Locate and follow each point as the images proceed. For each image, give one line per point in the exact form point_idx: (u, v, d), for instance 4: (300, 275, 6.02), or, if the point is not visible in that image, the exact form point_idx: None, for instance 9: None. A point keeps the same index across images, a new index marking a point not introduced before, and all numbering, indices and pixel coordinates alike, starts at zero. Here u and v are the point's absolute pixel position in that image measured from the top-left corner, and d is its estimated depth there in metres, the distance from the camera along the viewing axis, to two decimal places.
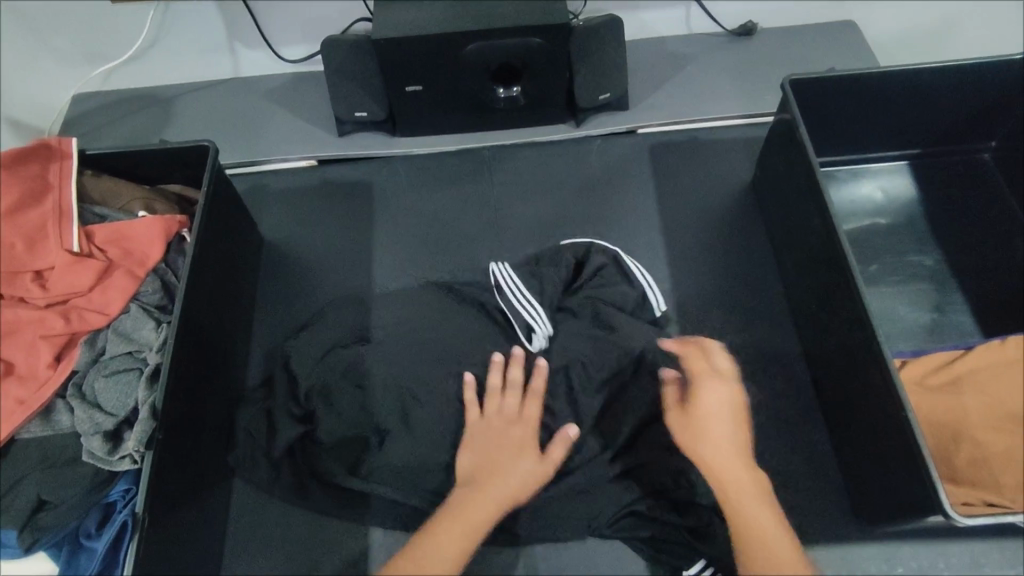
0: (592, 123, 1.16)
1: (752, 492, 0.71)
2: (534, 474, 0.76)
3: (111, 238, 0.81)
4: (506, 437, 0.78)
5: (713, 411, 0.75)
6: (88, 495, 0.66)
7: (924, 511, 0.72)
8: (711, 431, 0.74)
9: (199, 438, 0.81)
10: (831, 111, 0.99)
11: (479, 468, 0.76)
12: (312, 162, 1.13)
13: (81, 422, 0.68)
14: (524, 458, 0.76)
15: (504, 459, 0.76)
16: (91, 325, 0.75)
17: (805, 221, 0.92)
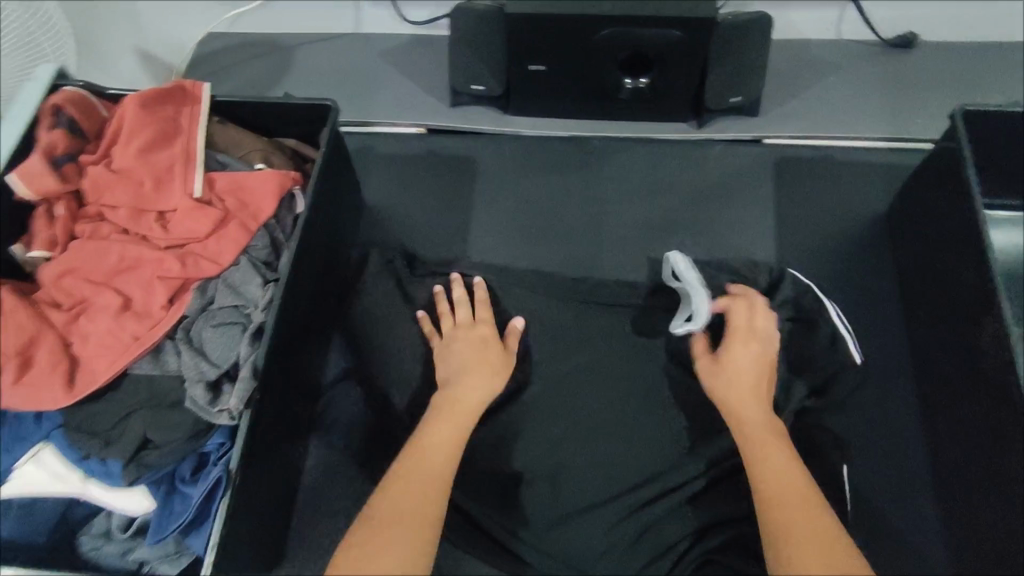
0: (715, 126, 1.08)
1: (752, 399, 0.77)
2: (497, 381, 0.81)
3: (229, 187, 0.82)
4: (470, 350, 0.82)
5: (742, 372, 0.78)
6: (188, 442, 0.68)
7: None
8: (727, 385, 0.78)
9: (287, 395, 0.83)
10: (995, 151, 0.89)
11: (459, 373, 0.80)
12: (421, 131, 1.11)
13: (186, 368, 0.70)
14: (484, 370, 0.81)
15: (481, 369, 0.81)
16: (203, 273, 0.77)
17: (957, 275, 0.85)
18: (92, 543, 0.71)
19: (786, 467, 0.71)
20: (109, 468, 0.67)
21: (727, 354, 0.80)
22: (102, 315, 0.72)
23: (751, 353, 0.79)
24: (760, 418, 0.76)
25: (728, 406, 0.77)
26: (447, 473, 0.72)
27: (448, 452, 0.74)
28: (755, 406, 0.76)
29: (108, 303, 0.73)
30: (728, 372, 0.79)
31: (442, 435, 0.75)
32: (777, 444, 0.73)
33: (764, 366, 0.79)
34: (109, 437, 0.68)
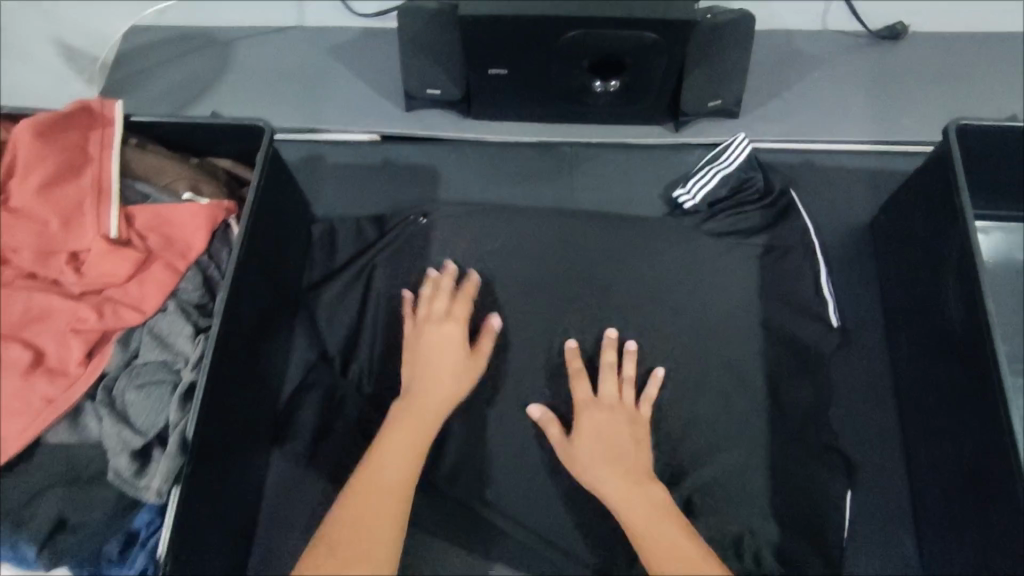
0: (691, 130, 1.01)
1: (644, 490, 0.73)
2: (468, 367, 0.81)
3: (152, 223, 0.73)
4: (443, 346, 0.81)
5: (612, 444, 0.76)
6: (112, 521, 0.61)
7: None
8: (586, 456, 0.75)
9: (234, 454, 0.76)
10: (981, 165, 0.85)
11: (420, 368, 0.80)
12: (375, 137, 1.02)
13: (107, 436, 0.63)
14: (452, 355, 0.81)
15: (448, 373, 0.80)
16: (125, 322, 0.69)
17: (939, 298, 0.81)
18: None
19: (648, 494, 0.72)
20: (21, 554, 0.59)
21: (580, 429, 0.78)
22: (8, 375, 0.64)
23: (611, 416, 0.78)
24: (628, 440, 0.76)
25: (594, 481, 0.74)
26: (411, 471, 0.72)
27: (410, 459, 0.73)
28: (625, 433, 0.77)
29: (16, 358, 0.65)
30: (586, 451, 0.76)
31: (400, 433, 0.74)
32: (648, 500, 0.71)
33: (639, 446, 0.77)
34: (19, 517, 0.60)
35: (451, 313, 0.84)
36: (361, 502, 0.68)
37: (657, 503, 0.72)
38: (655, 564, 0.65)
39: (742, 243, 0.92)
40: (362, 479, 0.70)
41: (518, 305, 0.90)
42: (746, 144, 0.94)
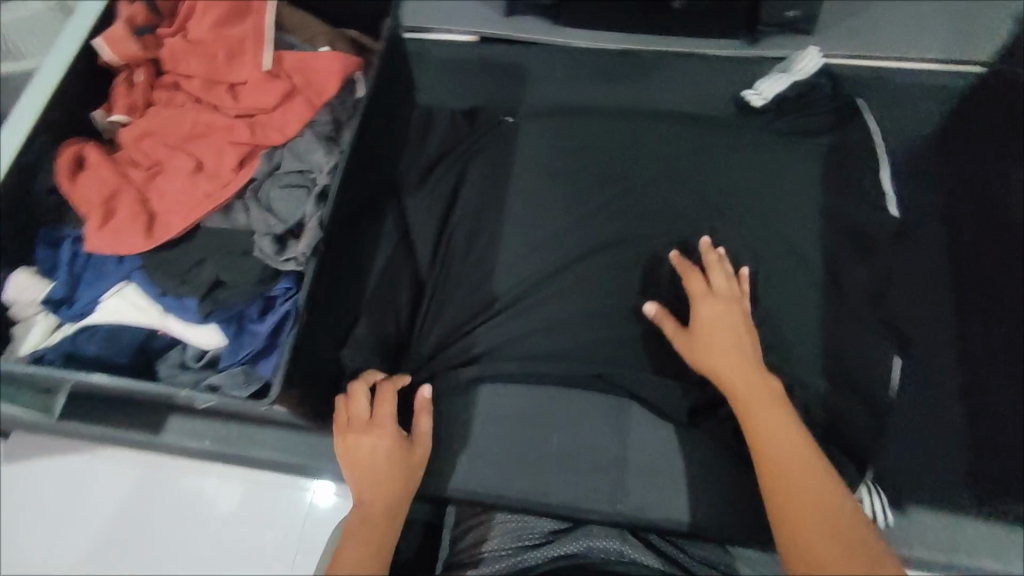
0: (767, 44, 1.07)
1: (764, 403, 0.72)
2: (409, 467, 0.76)
3: (296, 66, 0.86)
4: (377, 463, 0.75)
5: (715, 330, 0.78)
6: (257, 285, 0.73)
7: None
8: (705, 345, 0.77)
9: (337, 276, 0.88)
10: None
11: (362, 475, 0.75)
12: (474, 38, 1.12)
13: (256, 222, 0.76)
14: (395, 468, 0.75)
15: (387, 487, 0.74)
16: (270, 141, 0.81)
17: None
18: (167, 371, 0.73)
19: (786, 429, 0.70)
20: (184, 305, 0.72)
21: (697, 317, 0.80)
22: (178, 174, 0.77)
23: (728, 308, 0.80)
24: (759, 386, 0.73)
25: (717, 375, 0.75)
26: (382, 554, 0.71)
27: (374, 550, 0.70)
28: (741, 366, 0.75)
29: (182, 165, 0.78)
30: (705, 338, 0.78)
31: (360, 525, 0.72)
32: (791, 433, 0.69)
33: (743, 337, 0.78)
34: (184, 277, 0.73)
35: (375, 417, 0.77)
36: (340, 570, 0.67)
37: (798, 445, 0.69)
38: (787, 518, 0.64)
39: (806, 141, 0.98)
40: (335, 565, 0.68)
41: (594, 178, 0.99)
42: (819, 58, 1.00)
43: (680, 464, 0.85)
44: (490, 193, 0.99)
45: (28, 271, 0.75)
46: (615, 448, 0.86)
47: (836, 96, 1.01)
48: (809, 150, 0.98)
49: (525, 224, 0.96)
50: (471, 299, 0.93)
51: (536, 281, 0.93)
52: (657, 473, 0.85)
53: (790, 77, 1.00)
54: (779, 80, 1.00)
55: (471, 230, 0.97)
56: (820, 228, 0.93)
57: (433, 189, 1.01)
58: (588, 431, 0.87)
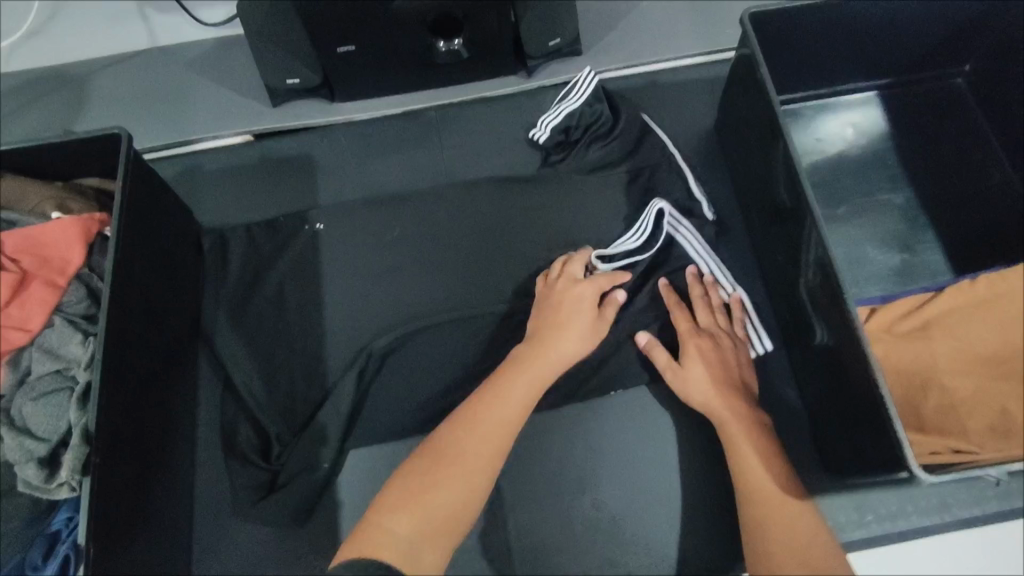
0: (543, 73, 1.07)
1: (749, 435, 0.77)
2: (593, 332, 0.79)
3: (24, 246, 0.74)
4: (567, 305, 0.80)
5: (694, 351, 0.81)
6: (31, 524, 0.63)
7: (890, 467, 0.69)
8: (698, 374, 0.80)
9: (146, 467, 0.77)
10: (796, 53, 0.92)
11: (541, 345, 0.78)
12: (248, 137, 1.04)
13: (12, 451, 0.65)
14: (582, 320, 0.79)
15: (548, 349, 0.77)
16: (12, 344, 0.70)
17: (761, 170, 0.91)
18: None
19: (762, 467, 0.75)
20: None
21: (688, 355, 0.81)
22: None
23: (715, 344, 0.83)
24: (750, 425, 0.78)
25: (706, 406, 0.80)
26: (508, 431, 0.71)
27: (503, 435, 0.70)
28: (725, 401, 0.79)
29: None
30: (697, 369, 0.80)
31: (531, 373, 0.75)
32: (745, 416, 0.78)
33: (727, 365, 0.82)
34: None
35: (586, 279, 0.82)
36: (470, 442, 0.69)
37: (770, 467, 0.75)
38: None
39: (607, 168, 0.97)
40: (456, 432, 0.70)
41: (408, 261, 0.93)
42: (593, 76, 0.95)
43: (561, 526, 0.84)
44: (299, 308, 0.90)
45: None
46: (493, 538, 0.84)
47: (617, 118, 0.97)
48: (615, 170, 0.96)
49: (349, 327, 0.90)
50: (300, 428, 0.84)
51: (375, 387, 0.87)
52: (538, 549, 0.83)
53: (565, 109, 0.96)
54: (556, 114, 0.96)
55: (292, 356, 0.88)
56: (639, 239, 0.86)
57: (233, 318, 0.89)
58: (464, 528, 0.84)
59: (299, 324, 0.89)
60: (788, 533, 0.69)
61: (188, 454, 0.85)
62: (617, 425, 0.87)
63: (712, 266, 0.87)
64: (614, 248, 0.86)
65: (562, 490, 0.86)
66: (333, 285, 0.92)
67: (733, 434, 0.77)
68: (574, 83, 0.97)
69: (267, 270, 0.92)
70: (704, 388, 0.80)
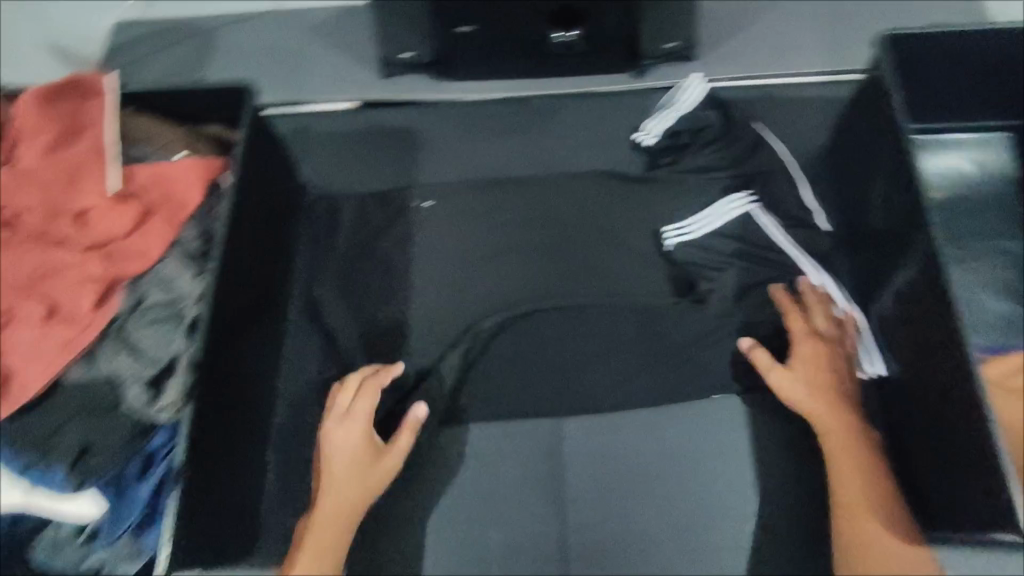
0: (654, 74, 1.05)
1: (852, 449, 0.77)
2: (382, 470, 0.78)
3: (149, 181, 0.78)
4: (331, 455, 0.78)
5: (806, 356, 0.81)
6: (132, 442, 0.66)
7: (993, 524, 0.70)
8: (808, 382, 0.80)
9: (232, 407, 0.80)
10: (928, 82, 0.90)
11: (325, 483, 0.77)
12: (356, 105, 1.05)
13: (122, 369, 0.68)
14: (354, 464, 0.77)
15: (355, 479, 0.77)
16: (129, 271, 0.73)
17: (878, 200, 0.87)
18: (46, 554, 0.67)
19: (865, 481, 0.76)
20: (50, 474, 0.65)
21: (800, 360, 0.81)
22: (29, 327, 0.70)
23: (829, 351, 0.82)
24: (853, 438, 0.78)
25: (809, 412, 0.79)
26: (362, 499, 0.77)
27: (354, 497, 0.76)
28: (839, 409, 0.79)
29: (31, 313, 0.70)
30: (809, 375, 0.80)
31: (342, 484, 0.77)
32: (850, 425, 0.78)
33: (839, 374, 0.81)
34: (47, 446, 0.66)
35: (352, 413, 0.79)
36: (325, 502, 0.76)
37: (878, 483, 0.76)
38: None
39: (713, 176, 0.96)
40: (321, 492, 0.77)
41: (499, 245, 0.94)
42: (699, 86, 0.99)
43: (626, 533, 0.81)
44: (389, 276, 0.92)
45: None
46: (555, 531, 0.82)
47: (730, 125, 0.98)
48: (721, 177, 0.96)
49: (435, 301, 0.91)
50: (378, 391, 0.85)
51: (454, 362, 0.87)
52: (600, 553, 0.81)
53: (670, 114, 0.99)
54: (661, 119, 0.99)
55: (378, 322, 0.89)
56: (741, 244, 0.90)
57: (327, 277, 0.92)
58: (526, 519, 0.82)
59: (388, 291, 0.91)
60: (872, 547, 0.73)
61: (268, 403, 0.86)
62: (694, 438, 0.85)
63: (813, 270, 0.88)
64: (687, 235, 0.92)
65: (632, 497, 0.83)
66: (425, 259, 0.93)
67: (841, 444, 0.77)
68: (676, 90, 1.00)
69: (374, 240, 0.94)
70: (806, 393, 0.79)
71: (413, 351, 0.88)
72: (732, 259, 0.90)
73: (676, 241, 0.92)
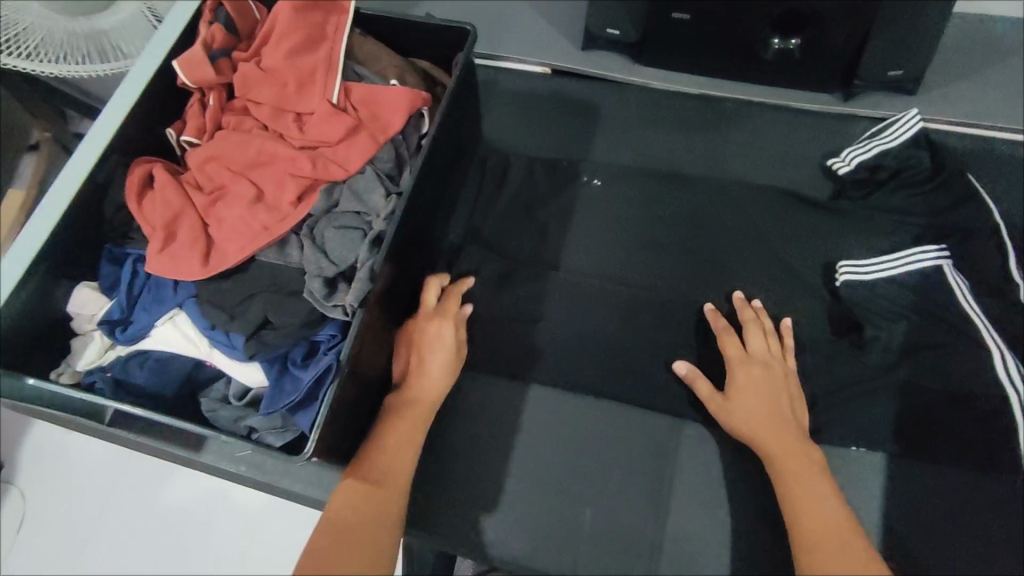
0: (862, 101, 0.99)
1: (802, 474, 0.72)
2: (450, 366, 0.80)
3: (364, 99, 0.83)
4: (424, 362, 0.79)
5: (750, 379, 0.78)
6: (302, 329, 0.72)
7: None
8: (747, 402, 0.77)
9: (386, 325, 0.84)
10: None
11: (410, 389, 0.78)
12: (547, 71, 1.08)
13: (308, 262, 0.75)
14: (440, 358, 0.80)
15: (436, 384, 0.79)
16: (331, 176, 0.79)
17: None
18: (210, 406, 0.74)
19: (826, 508, 0.70)
20: (231, 341, 0.72)
21: (733, 384, 0.79)
22: (237, 204, 0.76)
23: (765, 372, 0.79)
24: (798, 455, 0.74)
25: (750, 434, 0.76)
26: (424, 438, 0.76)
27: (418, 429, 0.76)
28: (784, 430, 0.75)
29: (244, 193, 0.77)
30: (749, 395, 0.77)
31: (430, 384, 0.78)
32: (802, 453, 0.74)
33: (782, 398, 0.77)
34: (233, 312, 0.73)
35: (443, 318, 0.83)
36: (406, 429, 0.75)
37: (830, 510, 0.70)
38: None
39: (905, 221, 0.89)
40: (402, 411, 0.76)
41: (660, 235, 0.93)
42: (915, 120, 0.90)
43: (728, 556, 0.78)
44: (545, 241, 0.94)
45: (92, 286, 0.76)
46: (651, 530, 0.80)
47: (933, 171, 0.91)
48: (913, 225, 0.89)
49: (584, 275, 0.91)
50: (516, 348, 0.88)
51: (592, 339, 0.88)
52: (693, 567, 0.78)
53: (876, 147, 0.92)
54: (864, 154, 0.92)
55: (527, 281, 0.91)
56: (918, 298, 0.82)
57: (487, 226, 0.95)
58: (625, 509, 0.81)
59: (541, 255, 0.93)
60: (825, 547, 0.66)
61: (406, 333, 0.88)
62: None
63: (979, 316, 0.80)
64: (866, 276, 0.84)
65: (736, 521, 0.80)
66: (583, 232, 0.94)
67: (787, 457, 0.74)
68: (888, 124, 0.92)
69: (539, 205, 0.96)
70: (759, 393, 0.77)
71: (553, 316, 0.89)
72: (903, 311, 0.83)
73: (848, 276, 0.85)
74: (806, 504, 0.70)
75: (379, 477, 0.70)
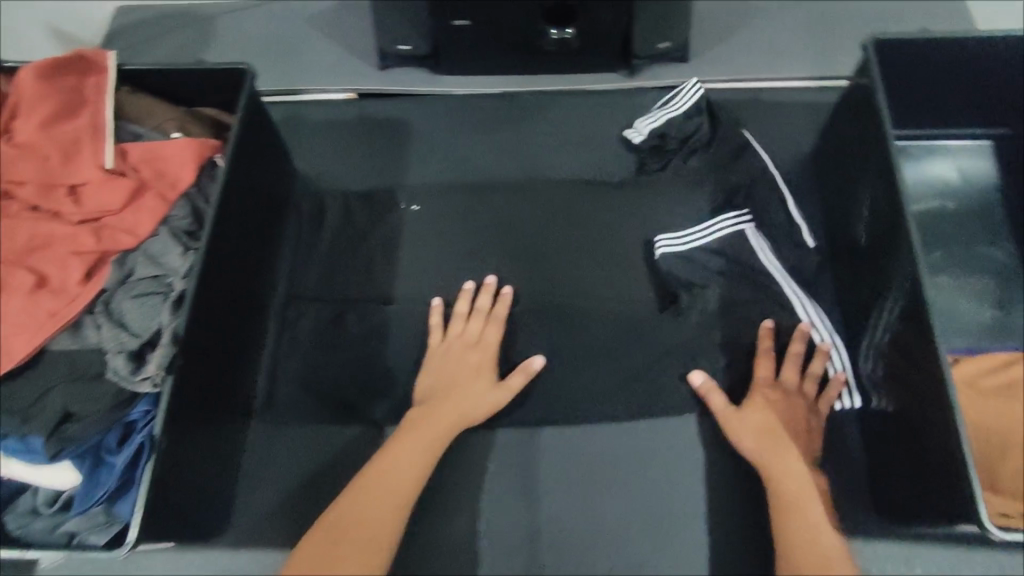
0: (645, 74, 1.07)
1: (795, 487, 0.73)
2: (491, 398, 0.82)
3: (144, 157, 0.79)
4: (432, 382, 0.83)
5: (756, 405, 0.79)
6: (112, 412, 0.68)
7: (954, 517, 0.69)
8: (754, 425, 0.78)
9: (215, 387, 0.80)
10: (913, 94, 0.91)
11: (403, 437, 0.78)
12: (352, 95, 1.07)
13: (107, 340, 0.70)
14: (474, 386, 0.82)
15: (428, 435, 0.78)
16: (121, 246, 0.74)
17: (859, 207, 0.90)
18: (18, 522, 0.68)
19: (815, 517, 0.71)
20: (29, 445, 0.66)
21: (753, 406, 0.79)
22: (14, 296, 0.69)
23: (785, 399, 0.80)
24: (796, 471, 0.74)
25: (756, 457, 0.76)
26: (412, 486, 0.75)
27: (408, 482, 0.75)
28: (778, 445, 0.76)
29: (20, 282, 0.70)
30: (753, 420, 0.78)
31: (409, 439, 0.77)
32: (795, 466, 0.74)
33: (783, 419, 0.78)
34: (28, 414, 0.67)
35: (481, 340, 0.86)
36: (395, 468, 0.75)
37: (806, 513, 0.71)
38: None
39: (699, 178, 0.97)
40: (375, 468, 0.75)
41: (486, 233, 0.96)
42: (697, 88, 0.99)
43: (602, 521, 0.80)
44: (376, 265, 0.93)
45: None
46: (525, 519, 0.81)
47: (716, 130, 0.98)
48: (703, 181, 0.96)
49: (421, 288, 0.92)
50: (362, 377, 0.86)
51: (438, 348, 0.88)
52: (570, 541, 0.80)
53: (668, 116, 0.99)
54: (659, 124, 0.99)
55: (365, 307, 0.90)
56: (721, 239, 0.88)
57: (314, 262, 0.93)
58: (499, 504, 0.82)
59: (373, 280, 0.92)
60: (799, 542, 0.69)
61: (244, 391, 0.85)
62: (665, 431, 0.84)
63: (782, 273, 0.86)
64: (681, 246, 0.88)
65: (603, 485, 0.82)
66: (412, 247, 0.94)
67: (787, 471, 0.74)
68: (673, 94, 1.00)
69: (363, 230, 0.95)
70: (761, 417, 0.78)
71: (395, 337, 0.88)
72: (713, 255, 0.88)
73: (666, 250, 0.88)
74: (784, 508, 0.72)
75: (357, 523, 0.70)
